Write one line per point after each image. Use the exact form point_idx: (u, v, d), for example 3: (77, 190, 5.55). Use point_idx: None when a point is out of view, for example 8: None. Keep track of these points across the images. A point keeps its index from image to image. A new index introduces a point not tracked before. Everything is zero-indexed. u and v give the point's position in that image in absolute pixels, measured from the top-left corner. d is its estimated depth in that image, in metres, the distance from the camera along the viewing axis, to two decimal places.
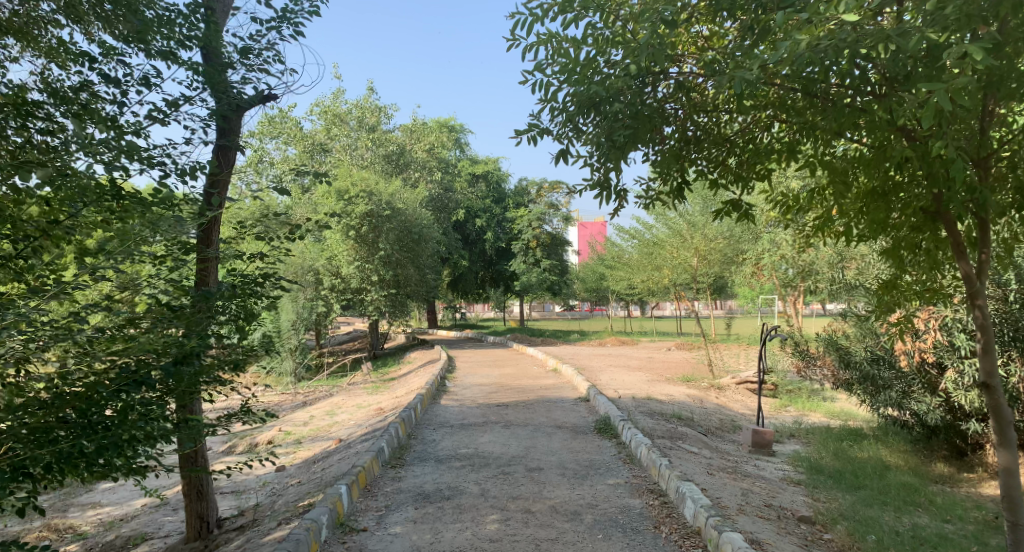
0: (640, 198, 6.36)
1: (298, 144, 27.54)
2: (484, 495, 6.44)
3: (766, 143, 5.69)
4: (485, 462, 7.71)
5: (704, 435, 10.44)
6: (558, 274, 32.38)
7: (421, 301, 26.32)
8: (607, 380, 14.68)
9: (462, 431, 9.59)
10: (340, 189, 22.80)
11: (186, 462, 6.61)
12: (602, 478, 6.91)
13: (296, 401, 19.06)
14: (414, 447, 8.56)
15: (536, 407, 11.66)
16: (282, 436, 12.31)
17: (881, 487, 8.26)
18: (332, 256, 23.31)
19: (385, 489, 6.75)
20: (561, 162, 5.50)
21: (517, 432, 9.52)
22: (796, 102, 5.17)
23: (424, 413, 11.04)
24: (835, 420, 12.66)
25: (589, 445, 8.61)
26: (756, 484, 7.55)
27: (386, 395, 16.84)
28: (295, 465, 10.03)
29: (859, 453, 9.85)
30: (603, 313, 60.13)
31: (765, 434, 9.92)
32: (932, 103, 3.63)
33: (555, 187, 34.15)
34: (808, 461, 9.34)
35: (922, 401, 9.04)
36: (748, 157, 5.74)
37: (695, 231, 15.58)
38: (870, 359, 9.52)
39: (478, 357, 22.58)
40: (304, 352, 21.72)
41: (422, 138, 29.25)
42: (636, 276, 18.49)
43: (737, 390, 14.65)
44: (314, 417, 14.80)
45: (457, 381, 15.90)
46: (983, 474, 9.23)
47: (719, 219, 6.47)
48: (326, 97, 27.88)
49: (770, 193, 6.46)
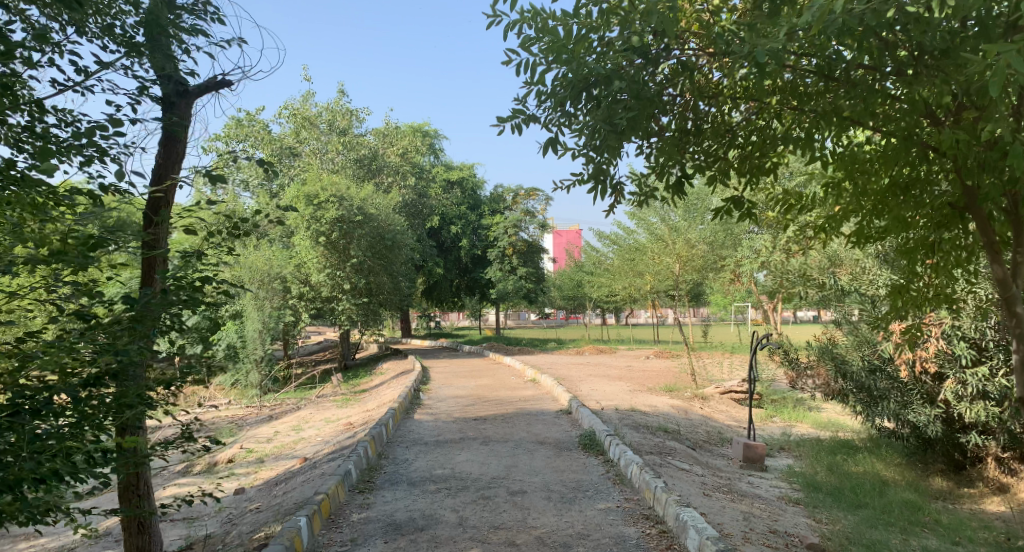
0: (633, 195, 5.89)
1: (267, 149, 26.86)
2: (462, 525, 5.82)
3: (772, 132, 5.27)
4: (462, 484, 7.10)
5: (693, 449, 9.89)
6: (534, 282, 31.85)
7: (395, 309, 25.62)
8: (587, 390, 14.11)
9: (436, 449, 8.96)
10: (309, 194, 22.12)
11: (127, 491, 5.99)
12: (591, 502, 6.36)
13: (262, 415, 18.29)
14: (384, 468, 7.92)
15: (515, 421, 11.06)
16: (243, 456, 11.72)
17: (883, 505, 7.69)
18: (301, 263, 22.58)
19: (352, 518, 6.13)
20: (548, 152, 5.06)
21: (496, 449, 8.91)
22: (808, 88, 4.76)
23: (396, 429, 10.40)
24: (825, 431, 12.18)
25: (574, 463, 8.03)
26: (755, 505, 6.99)
27: (357, 407, 16.16)
28: (256, 488, 9.40)
29: (855, 467, 9.31)
30: (579, 321, 59.79)
31: (756, 448, 9.36)
32: (998, 70, 3.14)
33: (531, 194, 33.68)
34: (802, 477, 8.80)
35: (921, 412, 8.42)
36: (751, 150, 5.32)
37: (678, 236, 15.08)
38: (867, 369, 8.88)
39: (452, 367, 21.91)
40: (272, 363, 20.94)
41: (395, 142, 28.64)
42: (617, 282, 18.00)
43: (722, 400, 14.11)
44: (280, 433, 14.13)
45: (432, 392, 15.26)
46: (983, 490, 8.60)
47: (718, 218, 6.02)
48: (296, 100, 27.16)
49: (770, 190, 6.05)
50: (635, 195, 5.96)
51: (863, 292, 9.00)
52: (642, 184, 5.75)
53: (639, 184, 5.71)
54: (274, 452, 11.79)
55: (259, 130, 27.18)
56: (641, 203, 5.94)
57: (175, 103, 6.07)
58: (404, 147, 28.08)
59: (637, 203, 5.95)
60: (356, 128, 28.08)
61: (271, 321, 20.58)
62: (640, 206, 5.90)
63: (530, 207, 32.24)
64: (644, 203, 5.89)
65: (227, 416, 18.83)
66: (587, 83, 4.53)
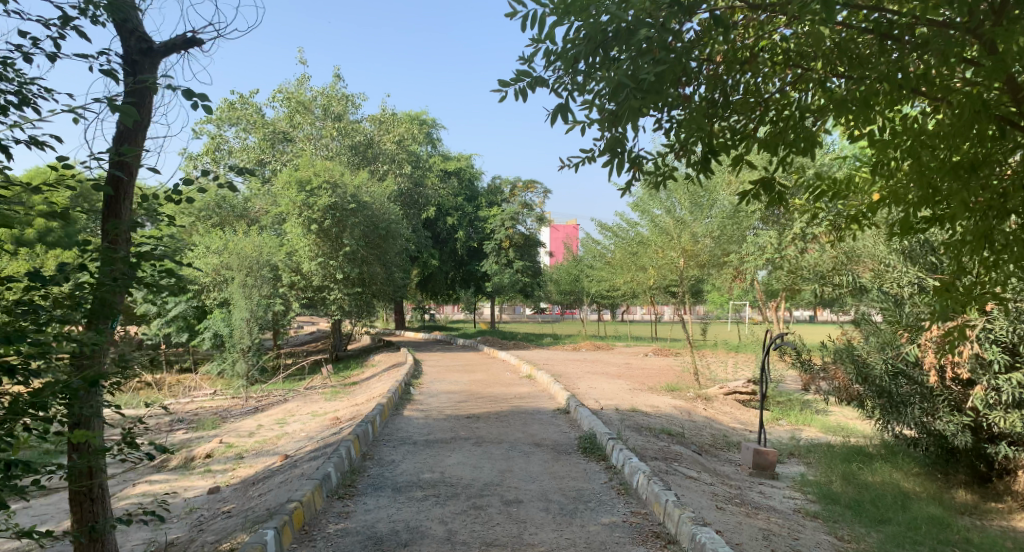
0: (648, 176, 5.28)
1: (259, 133, 26.21)
2: (450, 541, 5.22)
3: (808, 105, 4.72)
4: (452, 492, 6.50)
5: (699, 454, 9.28)
6: (530, 276, 31.25)
7: (388, 301, 24.98)
8: (586, 388, 13.49)
9: (426, 450, 8.36)
10: (302, 179, 21.44)
11: (77, 504, 5.39)
12: (594, 516, 5.77)
13: (248, 406, 17.67)
14: (368, 471, 7.32)
15: (511, 420, 10.45)
16: (221, 451, 11.14)
17: (908, 521, 7.06)
18: (292, 251, 21.93)
19: (327, 531, 5.51)
20: (556, 120, 4.49)
21: (490, 451, 8.30)
22: (860, 51, 4.21)
23: (384, 426, 9.79)
24: (835, 436, 11.58)
25: (574, 468, 7.43)
26: (773, 521, 6.36)
27: (344, 401, 15.53)
28: (232, 487, 8.82)
29: (873, 477, 8.68)
30: (574, 317, 59.29)
31: (767, 454, 8.76)
32: None
33: (530, 186, 33.06)
34: (816, 487, 8.20)
35: (947, 422, 7.82)
36: (781, 126, 4.76)
37: (683, 230, 14.48)
38: (889, 373, 8.24)
39: (446, 361, 21.27)
40: (260, 353, 20.35)
41: (391, 129, 27.93)
42: (619, 276, 17.39)
43: (725, 401, 13.49)
44: (262, 426, 13.51)
45: (424, 387, 14.64)
46: (1012, 505, 7.99)
47: (743, 203, 5.41)
48: (291, 83, 26.49)
49: (801, 175, 5.48)
50: (650, 175, 5.39)
51: (885, 292, 8.46)
52: (658, 162, 5.17)
53: (654, 161, 5.12)
54: (254, 448, 11.21)
55: (253, 113, 26.57)
56: (657, 184, 5.37)
57: (136, 61, 5.47)
58: (401, 134, 27.38)
59: (652, 183, 5.39)
60: (352, 114, 27.40)
61: (260, 309, 19.96)
62: (653, 188, 5.34)
63: (528, 199, 31.64)
64: (660, 184, 5.33)
65: (211, 407, 18.21)
66: (604, 38, 4.11)
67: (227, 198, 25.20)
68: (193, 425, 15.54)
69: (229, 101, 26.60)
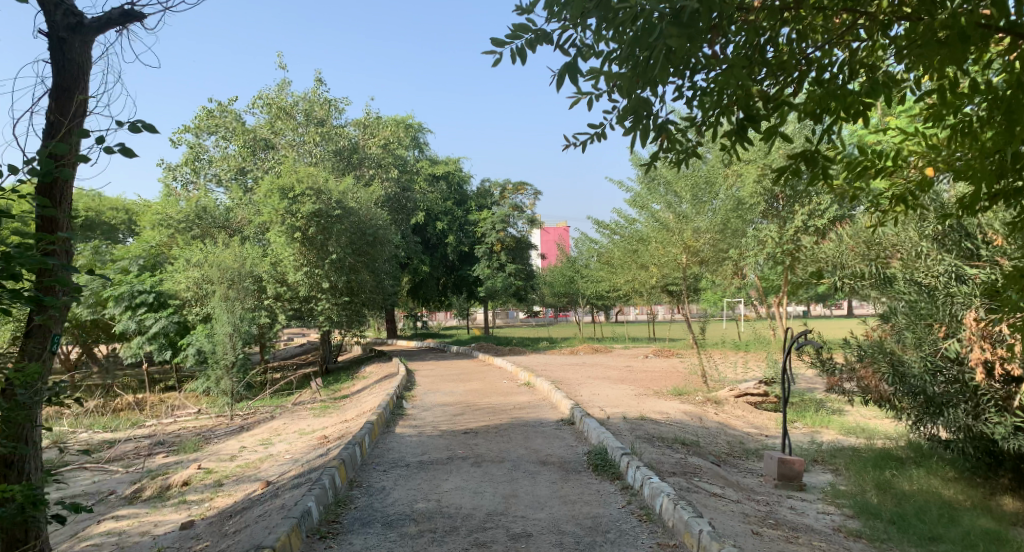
0: (667, 151, 4.71)
1: (239, 140, 25.40)
2: None
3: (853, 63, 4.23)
4: (451, 525, 5.74)
5: (718, 465, 8.50)
6: (523, 279, 30.58)
7: (377, 310, 24.16)
8: (588, 395, 12.72)
9: (420, 474, 7.58)
10: (284, 186, 20.54)
11: None
12: None
13: (232, 425, 16.85)
14: (356, 503, 6.55)
15: (512, 434, 9.66)
16: (199, 479, 10.36)
17: (961, 537, 6.31)
18: (277, 261, 21.25)
19: None
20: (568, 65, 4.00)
21: (492, 473, 7.52)
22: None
23: (374, 447, 8.99)
24: (858, 437, 10.80)
25: (587, 490, 6.66)
26: (815, 546, 5.61)
27: (333, 418, 14.70)
28: (206, 520, 8.03)
29: (910, 485, 7.92)
30: (568, 319, 58.61)
31: (793, 464, 7.95)
32: None
33: (519, 188, 32.36)
34: (851, 500, 7.44)
35: (996, 424, 7.06)
36: (824, 85, 4.24)
37: (685, 224, 13.75)
38: (928, 371, 7.46)
39: (440, 370, 20.43)
40: (245, 368, 19.52)
41: (377, 133, 27.20)
42: (618, 277, 16.61)
43: (737, 404, 12.70)
44: (245, 448, 12.71)
45: (417, 399, 13.83)
46: None
47: (780, 184, 4.73)
48: (270, 89, 25.73)
49: (843, 155, 4.85)
50: (671, 155, 4.91)
51: (920, 281, 7.77)
52: (678, 138, 4.66)
53: (673, 139, 4.61)
54: (235, 473, 10.42)
55: (232, 121, 25.83)
56: (678, 163, 4.88)
57: (63, 37, 4.99)
58: (386, 138, 26.55)
59: (672, 163, 4.90)
60: (335, 119, 26.63)
61: (242, 324, 19.10)
62: (671, 169, 4.83)
63: (518, 201, 30.94)
64: (681, 164, 4.84)
65: (194, 427, 17.39)
66: None
67: (207, 209, 24.38)
68: (174, 449, 14.74)
69: (207, 109, 25.91)
